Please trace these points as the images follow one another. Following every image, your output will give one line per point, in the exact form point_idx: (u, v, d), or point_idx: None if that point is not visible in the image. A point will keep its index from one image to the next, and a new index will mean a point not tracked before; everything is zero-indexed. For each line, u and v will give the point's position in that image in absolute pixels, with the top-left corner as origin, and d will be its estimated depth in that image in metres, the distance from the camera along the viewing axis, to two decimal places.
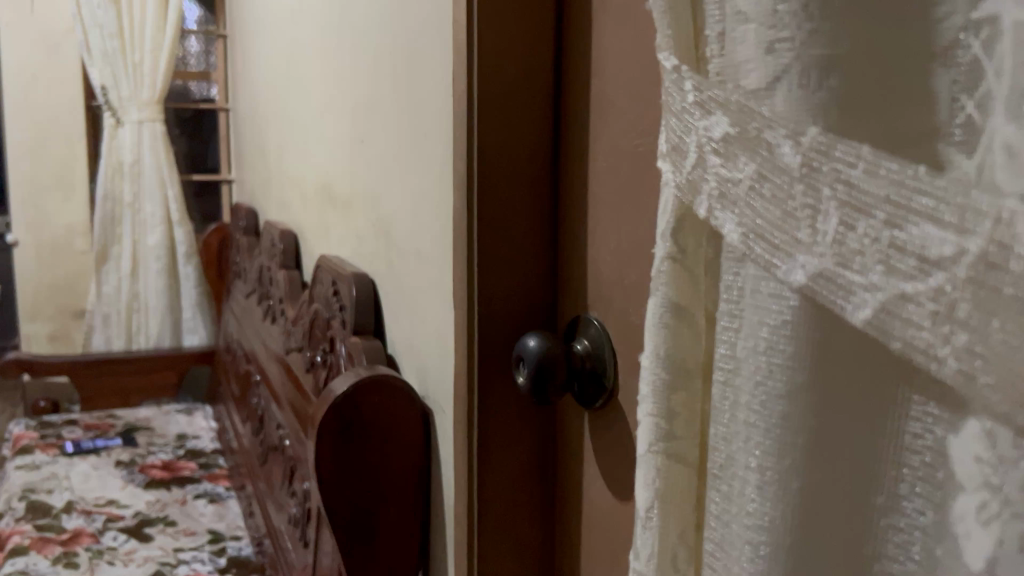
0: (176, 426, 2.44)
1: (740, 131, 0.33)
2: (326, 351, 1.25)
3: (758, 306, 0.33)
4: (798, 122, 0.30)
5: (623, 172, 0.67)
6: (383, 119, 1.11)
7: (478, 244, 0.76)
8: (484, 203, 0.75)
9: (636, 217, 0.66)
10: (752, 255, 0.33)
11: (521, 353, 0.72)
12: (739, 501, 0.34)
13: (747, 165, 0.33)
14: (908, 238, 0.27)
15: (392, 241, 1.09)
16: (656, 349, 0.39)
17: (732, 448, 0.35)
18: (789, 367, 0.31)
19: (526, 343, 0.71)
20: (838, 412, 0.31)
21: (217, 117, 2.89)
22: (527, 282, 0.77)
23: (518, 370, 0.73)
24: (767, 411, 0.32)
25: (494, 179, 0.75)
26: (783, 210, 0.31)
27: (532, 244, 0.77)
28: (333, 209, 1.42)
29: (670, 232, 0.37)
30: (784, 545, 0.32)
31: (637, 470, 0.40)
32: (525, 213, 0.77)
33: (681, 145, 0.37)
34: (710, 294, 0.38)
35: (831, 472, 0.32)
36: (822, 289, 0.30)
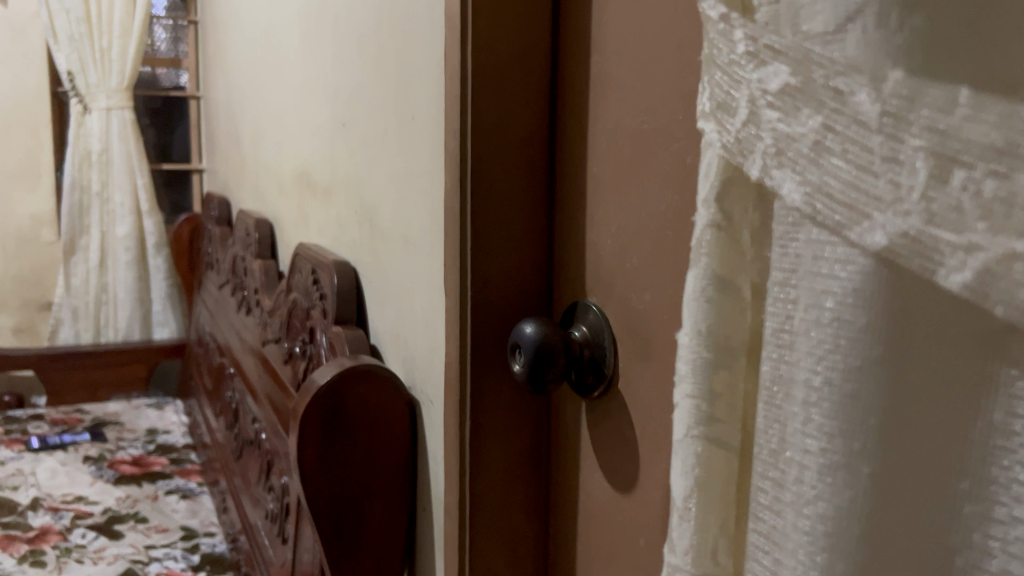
0: (146, 421, 2.38)
1: (805, 82, 0.31)
2: (306, 342, 1.21)
3: (818, 274, 0.31)
4: (877, 66, 0.28)
5: (625, 150, 0.64)
6: (367, 102, 1.07)
7: (471, 229, 0.73)
8: (477, 186, 0.73)
9: (638, 198, 0.63)
10: (815, 216, 0.30)
11: (518, 340, 0.69)
12: (795, 488, 0.32)
13: (811, 118, 0.30)
14: (1018, 191, 0.25)
15: (377, 228, 1.05)
16: (695, 325, 0.36)
17: (786, 430, 0.33)
18: (857, 340, 0.30)
19: (523, 329, 0.69)
20: (917, 389, 0.30)
21: (188, 105, 2.83)
22: (524, 268, 0.75)
23: (514, 358, 0.70)
24: (830, 389, 0.30)
25: (488, 160, 0.72)
26: (858, 166, 0.29)
27: (529, 228, 0.74)
28: (312, 196, 1.38)
29: (714, 198, 0.35)
30: (847, 536, 0.30)
31: (674, 457, 0.38)
32: (522, 197, 0.74)
33: (728, 101, 0.34)
34: (756, 265, 0.35)
35: (908, 455, 0.30)
36: (906, 252, 0.28)
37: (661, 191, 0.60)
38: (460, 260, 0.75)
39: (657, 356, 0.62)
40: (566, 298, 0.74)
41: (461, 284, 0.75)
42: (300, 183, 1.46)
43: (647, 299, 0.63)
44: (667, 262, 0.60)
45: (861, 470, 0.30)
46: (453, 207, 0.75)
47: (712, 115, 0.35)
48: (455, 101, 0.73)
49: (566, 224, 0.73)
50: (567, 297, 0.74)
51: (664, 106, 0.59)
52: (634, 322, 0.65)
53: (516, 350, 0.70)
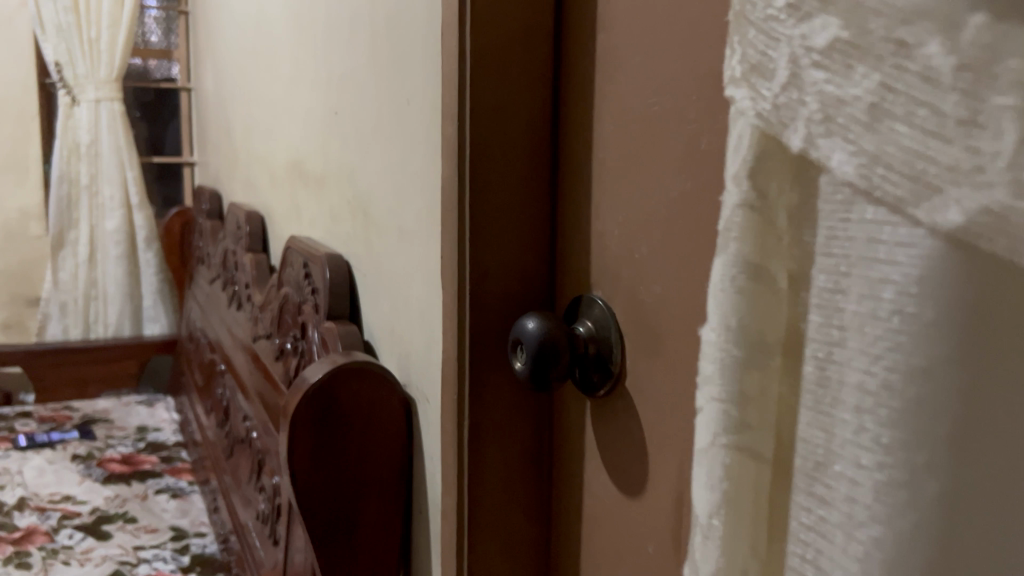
0: (136, 418, 2.34)
1: (861, 35, 0.27)
2: (298, 338, 1.17)
3: (874, 264, 0.27)
4: (952, 11, 0.24)
5: (636, 134, 0.61)
6: (361, 89, 1.03)
7: (469, 218, 0.70)
8: (476, 173, 0.69)
9: (649, 184, 0.59)
10: (873, 196, 0.27)
11: (520, 336, 0.65)
12: (847, 506, 0.29)
13: (866, 78, 0.27)
14: None
15: (370, 219, 1.02)
16: (725, 319, 0.33)
17: (833, 440, 0.29)
18: (921, 339, 0.27)
19: (525, 324, 0.65)
20: (985, 386, 0.27)
21: (179, 97, 2.78)
22: (526, 259, 0.71)
23: (514, 355, 0.67)
24: (891, 393, 0.27)
25: (489, 146, 0.69)
26: (925, 132, 0.25)
27: (531, 217, 0.71)
28: (304, 188, 1.34)
29: (747, 174, 0.32)
30: (911, 556, 0.28)
31: (698, 468, 0.35)
32: (523, 185, 0.70)
33: (762, 63, 0.30)
34: (794, 251, 0.32)
35: (974, 458, 0.28)
36: (987, 232, 0.24)
37: (675, 176, 0.57)
38: (459, 251, 0.71)
39: (668, 352, 0.59)
40: (570, 291, 0.71)
41: (460, 276, 0.72)
42: (291, 174, 1.42)
43: (658, 291, 0.59)
44: (680, 252, 0.57)
45: (927, 485, 0.27)
46: (450, 195, 0.71)
47: (745, 77, 0.31)
48: (453, 83, 0.70)
49: (570, 214, 0.70)
50: (571, 290, 0.70)
51: (678, 86, 0.56)
52: (644, 316, 0.61)
53: (517, 347, 0.67)
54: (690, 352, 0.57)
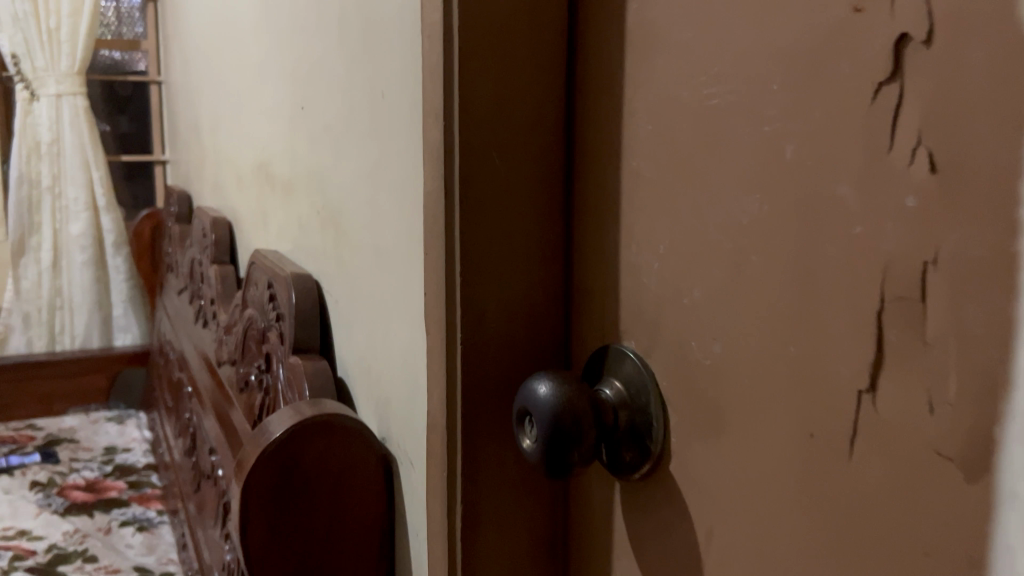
0: (104, 437, 2.17)
1: None
2: (262, 370, 1.01)
3: None
4: None
5: (682, 137, 0.45)
6: (329, 77, 0.87)
7: (460, 248, 0.53)
8: (467, 189, 0.52)
9: (703, 204, 0.44)
10: None
11: (529, 406, 0.50)
12: None
13: None
14: None
15: (343, 233, 0.85)
16: None
17: None
18: None
19: (534, 389, 0.49)
20: None
21: (149, 90, 2.61)
22: (532, 299, 0.55)
23: (523, 431, 0.51)
24: None
25: (484, 153, 0.52)
26: None
27: (539, 243, 0.55)
28: (271, 193, 1.18)
29: None
30: None
31: None
32: (528, 202, 0.54)
33: None
34: None
35: None
36: None
37: (742, 197, 0.41)
38: (446, 290, 0.54)
39: (735, 434, 0.44)
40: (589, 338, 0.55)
41: (447, 322, 0.55)
42: (258, 176, 1.25)
43: (719, 351, 0.44)
44: (753, 300, 0.41)
45: None
46: (434, 217, 0.55)
47: None
48: (435, 69, 0.53)
49: (589, 239, 0.54)
50: (592, 337, 0.54)
51: (748, 71, 0.40)
52: (697, 382, 0.46)
53: (528, 420, 0.51)
54: (770, 438, 0.42)
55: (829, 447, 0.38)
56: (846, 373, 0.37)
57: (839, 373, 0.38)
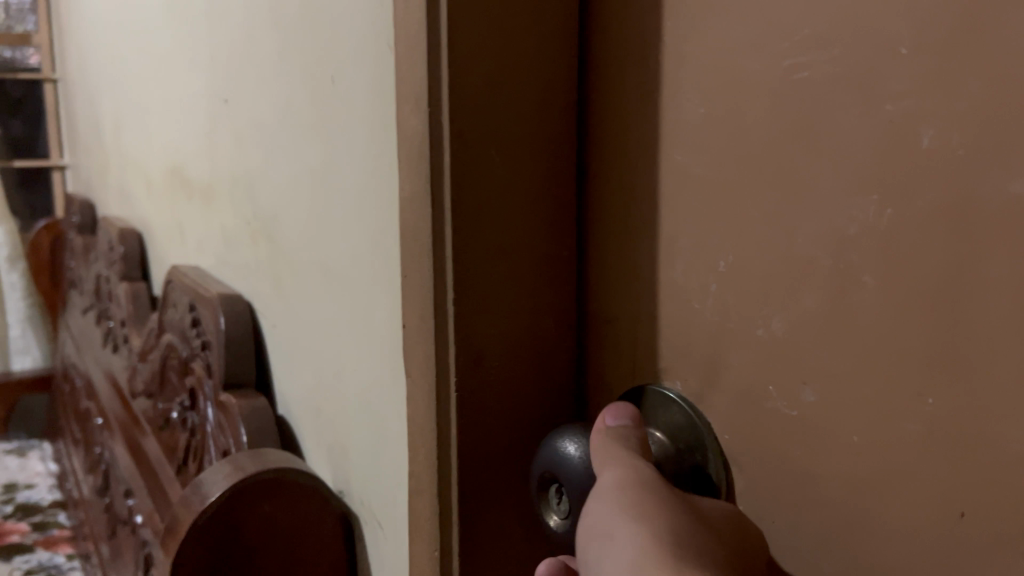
0: (3, 473, 1.97)
1: None
2: (185, 407, 0.87)
3: None
4: None
5: (753, 122, 0.34)
6: (258, 63, 0.74)
7: (454, 268, 0.41)
8: (460, 195, 0.41)
9: (786, 205, 0.33)
10: None
11: (553, 471, 0.39)
12: None
13: None
14: None
15: (280, 248, 0.72)
16: None
17: None
18: None
19: (558, 449, 0.38)
20: None
21: (43, 89, 2.38)
22: (541, 329, 0.44)
23: (549, 503, 0.41)
24: None
25: (479, 146, 0.41)
26: None
27: (549, 258, 0.44)
28: (187, 200, 1.03)
29: None
30: None
31: None
32: (536, 209, 0.43)
33: None
34: None
35: None
36: None
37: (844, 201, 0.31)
38: (435, 323, 0.43)
39: (838, 510, 0.33)
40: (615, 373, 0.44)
41: (436, 365, 0.43)
42: (172, 181, 1.10)
43: (811, 401, 0.33)
44: (862, 333, 0.31)
45: None
46: (418, 228, 0.43)
47: None
48: (410, 41, 0.41)
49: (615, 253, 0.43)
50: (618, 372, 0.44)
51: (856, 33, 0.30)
52: (777, 436, 0.35)
53: (555, 488, 0.40)
54: (891, 515, 0.31)
55: (984, 535, 0.28)
56: (1018, 436, 0.26)
57: (1003, 437, 0.27)
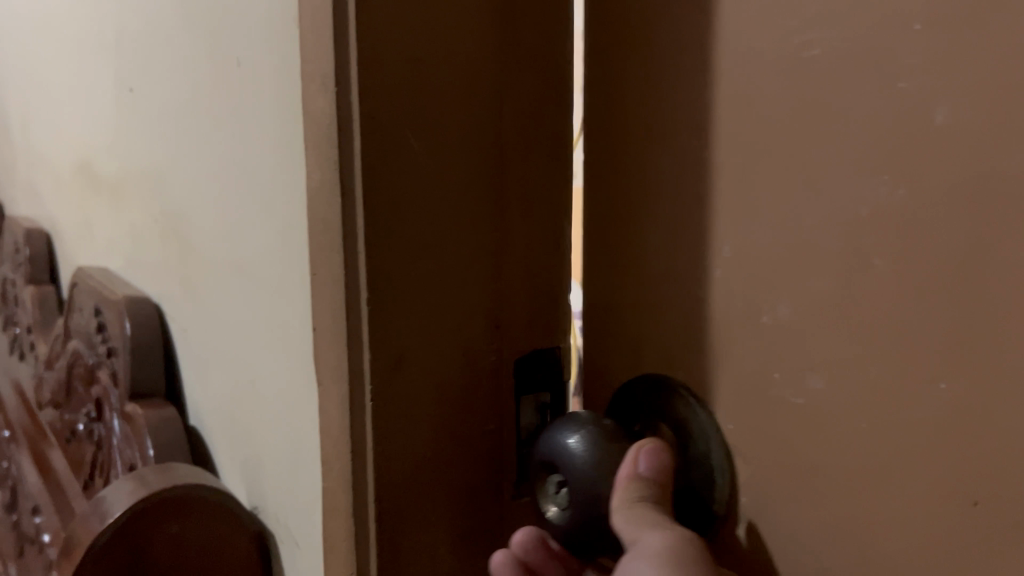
0: None
1: None
2: (92, 417, 0.81)
3: None
4: None
5: (756, 101, 0.31)
6: (163, 44, 0.68)
7: (368, 264, 0.38)
8: (375, 184, 0.37)
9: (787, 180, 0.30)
10: None
11: (552, 463, 0.35)
12: None
13: None
14: None
15: (189, 246, 0.67)
16: None
17: None
18: None
19: (564, 447, 0.35)
20: None
21: None
22: (469, 328, 0.41)
23: (547, 491, 0.37)
24: None
25: (397, 130, 0.37)
26: None
27: (482, 253, 0.40)
28: (95, 196, 0.96)
29: None
30: None
31: None
32: (460, 197, 0.39)
33: None
34: None
35: None
36: None
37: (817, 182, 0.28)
38: (348, 326, 0.38)
39: (843, 506, 0.30)
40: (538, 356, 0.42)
41: (350, 371, 0.39)
42: (80, 176, 1.03)
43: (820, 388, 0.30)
44: (875, 308, 0.28)
45: None
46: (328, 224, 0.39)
47: None
48: (321, 10, 0.37)
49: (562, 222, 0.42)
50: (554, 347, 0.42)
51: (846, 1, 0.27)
52: (779, 427, 0.32)
53: (554, 479, 0.36)
54: (904, 512, 0.28)
55: (999, 529, 0.25)
56: None
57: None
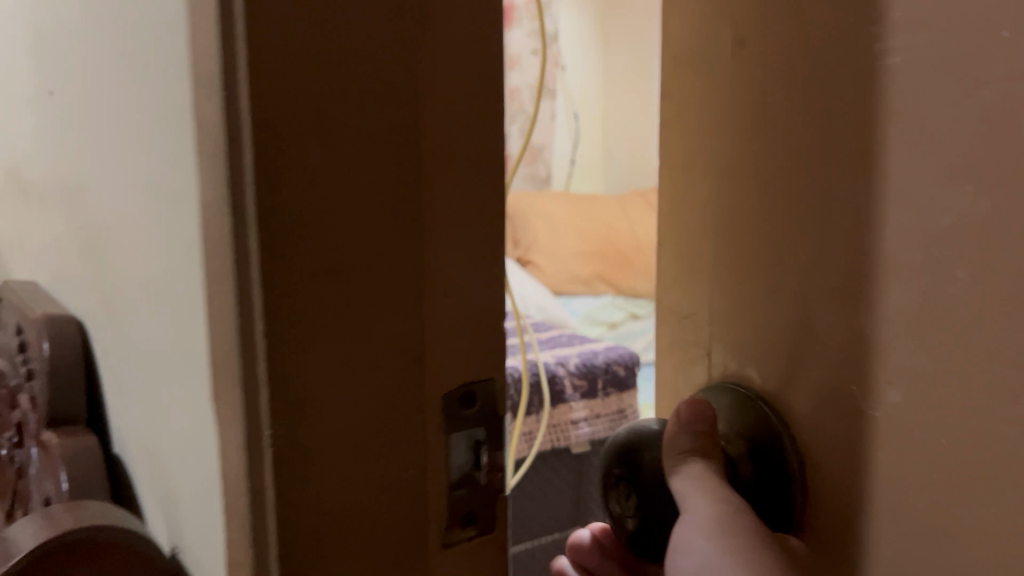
0: None
1: None
2: (12, 445, 0.72)
3: None
4: None
5: (729, 99, 0.28)
6: (75, 40, 0.61)
7: (269, 358, 0.22)
8: (275, 235, 0.21)
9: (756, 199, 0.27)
10: None
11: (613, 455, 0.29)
12: None
13: None
14: None
15: (106, 265, 0.60)
16: None
17: None
18: None
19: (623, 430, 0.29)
20: None
21: None
22: (436, 443, 0.25)
23: (621, 502, 0.29)
24: None
25: (306, 136, 0.21)
26: None
27: (450, 323, 0.25)
28: (23, 208, 0.88)
29: None
30: None
31: None
32: (420, 238, 0.24)
33: None
34: None
35: None
36: None
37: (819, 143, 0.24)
38: (245, 402, 0.23)
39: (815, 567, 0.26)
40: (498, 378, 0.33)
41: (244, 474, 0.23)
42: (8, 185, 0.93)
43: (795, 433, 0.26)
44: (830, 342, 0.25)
45: None
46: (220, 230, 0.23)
47: None
48: None
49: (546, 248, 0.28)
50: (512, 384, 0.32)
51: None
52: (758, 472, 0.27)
53: (622, 485, 0.29)
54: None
55: None
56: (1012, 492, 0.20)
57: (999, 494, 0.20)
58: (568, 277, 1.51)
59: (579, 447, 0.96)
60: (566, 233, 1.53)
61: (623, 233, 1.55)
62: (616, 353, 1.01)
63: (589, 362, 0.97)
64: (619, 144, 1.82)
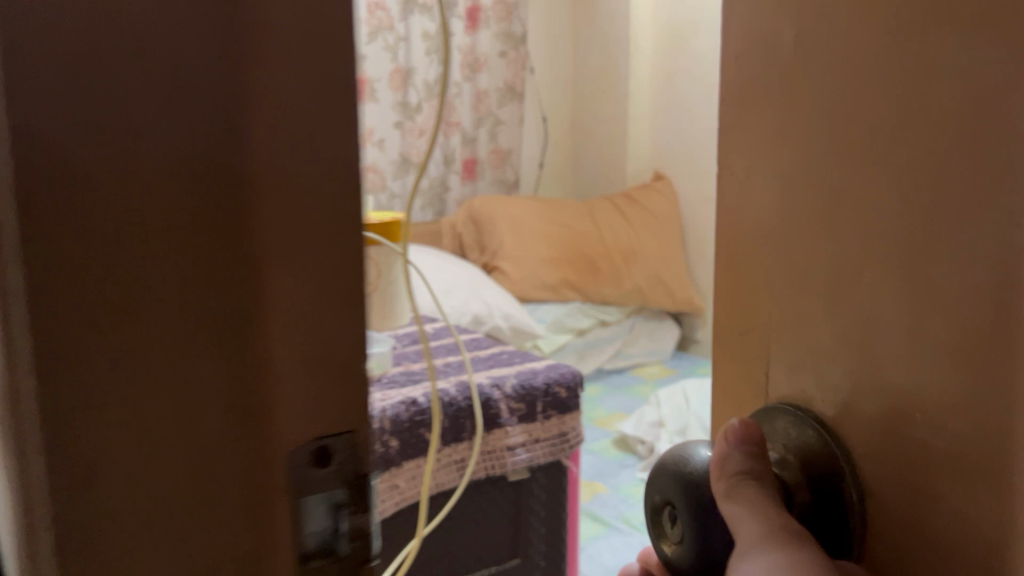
0: None
1: None
2: None
3: None
4: None
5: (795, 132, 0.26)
6: None
7: (58, 520, 0.16)
8: (37, 269, 0.15)
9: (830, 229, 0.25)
10: None
11: (655, 484, 0.28)
12: None
13: None
14: None
15: None
16: None
17: None
18: None
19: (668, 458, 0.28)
20: None
21: None
22: (281, 523, 0.19)
23: (665, 528, 0.28)
24: None
25: (77, 129, 0.15)
26: None
27: (297, 375, 0.18)
28: None
29: None
30: None
31: None
32: (249, 262, 0.17)
33: None
34: None
35: None
36: None
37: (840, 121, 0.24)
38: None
39: None
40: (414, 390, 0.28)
41: None
42: None
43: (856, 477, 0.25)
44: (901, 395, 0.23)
45: None
46: None
47: None
48: None
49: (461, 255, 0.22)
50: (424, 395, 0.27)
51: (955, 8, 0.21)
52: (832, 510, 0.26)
53: (668, 514, 0.28)
54: None
55: None
56: None
57: None
58: (536, 284, 1.46)
59: (514, 478, 0.60)
60: (532, 237, 1.49)
61: (592, 239, 1.52)
62: (555, 368, 0.64)
63: (527, 375, 0.62)
64: (586, 150, 1.81)
